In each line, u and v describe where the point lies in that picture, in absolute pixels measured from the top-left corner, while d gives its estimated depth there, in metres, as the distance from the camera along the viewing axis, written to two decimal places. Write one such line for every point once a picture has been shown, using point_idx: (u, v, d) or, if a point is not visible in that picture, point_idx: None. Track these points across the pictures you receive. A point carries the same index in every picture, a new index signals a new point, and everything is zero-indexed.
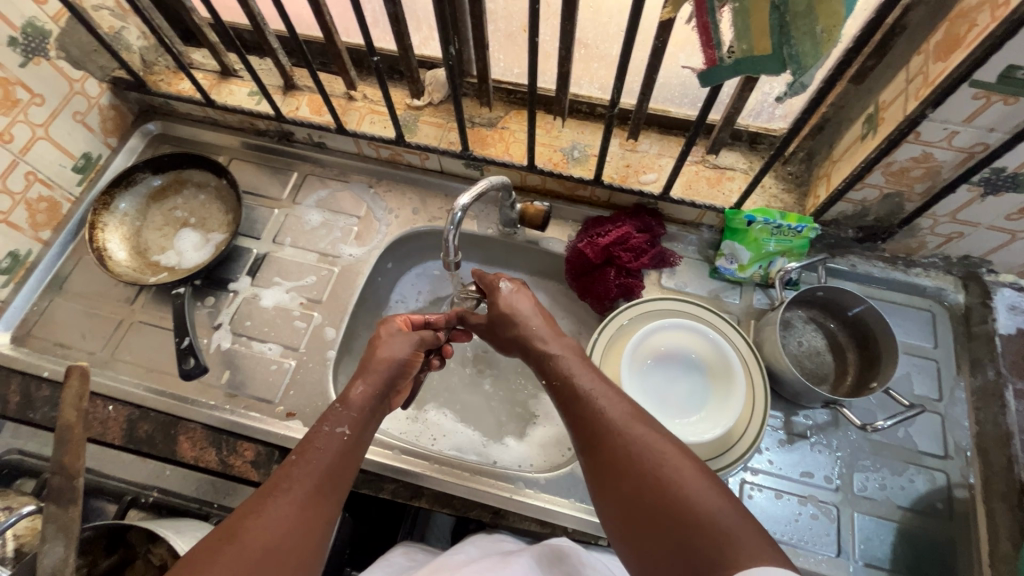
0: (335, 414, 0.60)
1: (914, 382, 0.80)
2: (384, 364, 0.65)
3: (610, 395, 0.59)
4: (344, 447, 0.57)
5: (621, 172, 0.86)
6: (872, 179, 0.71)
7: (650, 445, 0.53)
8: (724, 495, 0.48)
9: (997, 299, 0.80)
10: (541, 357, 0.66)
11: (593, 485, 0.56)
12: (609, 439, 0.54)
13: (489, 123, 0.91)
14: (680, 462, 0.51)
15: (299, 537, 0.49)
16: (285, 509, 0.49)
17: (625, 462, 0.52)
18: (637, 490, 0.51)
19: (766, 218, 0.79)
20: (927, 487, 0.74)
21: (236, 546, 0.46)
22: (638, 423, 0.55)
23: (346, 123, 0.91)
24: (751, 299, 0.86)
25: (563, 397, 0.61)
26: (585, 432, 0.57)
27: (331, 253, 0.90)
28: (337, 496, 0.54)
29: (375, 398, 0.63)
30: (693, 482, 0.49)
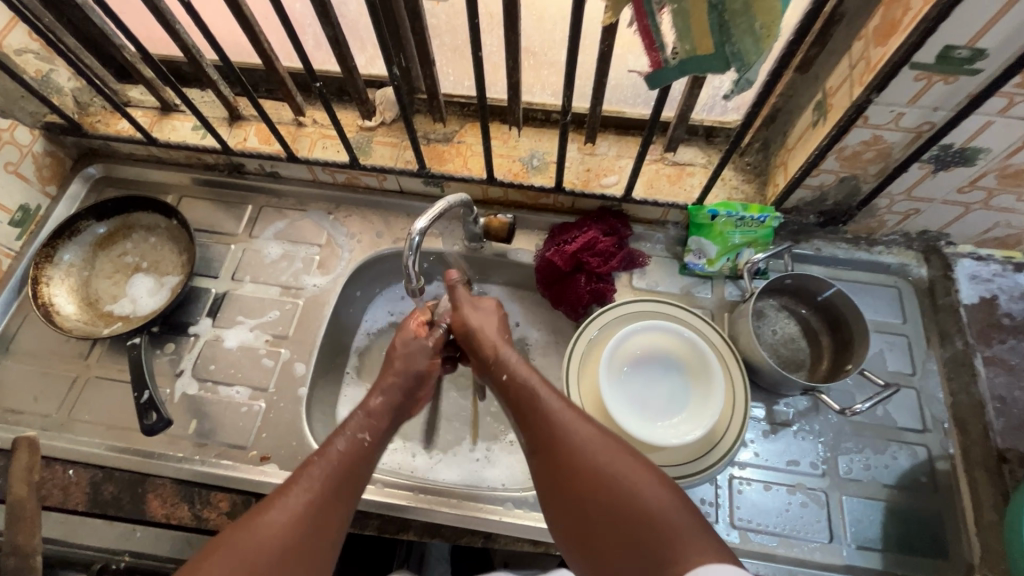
0: (356, 420, 0.63)
1: (887, 359, 0.81)
2: (404, 372, 0.69)
3: (561, 398, 0.60)
4: (366, 451, 0.61)
5: (582, 177, 0.86)
6: (827, 165, 0.71)
7: (599, 446, 0.54)
8: (673, 493, 0.50)
9: (958, 271, 0.82)
10: (493, 364, 0.67)
11: (542, 484, 0.57)
12: (559, 445, 0.56)
13: (444, 138, 0.89)
14: (629, 462, 0.53)
15: (310, 532, 0.53)
16: (302, 506, 0.54)
17: (575, 467, 0.54)
18: (586, 495, 0.52)
19: (729, 211, 0.79)
20: (910, 463, 0.75)
21: (251, 539, 0.50)
22: (579, 420, 0.57)
23: (297, 150, 0.89)
24: (723, 292, 0.86)
25: (516, 403, 0.62)
26: (536, 437, 0.58)
27: (293, 285, 0.87)
28: (354, 496, 0.58)
29: (391, 406, 0.66)
30: (642, 483, 0.51)
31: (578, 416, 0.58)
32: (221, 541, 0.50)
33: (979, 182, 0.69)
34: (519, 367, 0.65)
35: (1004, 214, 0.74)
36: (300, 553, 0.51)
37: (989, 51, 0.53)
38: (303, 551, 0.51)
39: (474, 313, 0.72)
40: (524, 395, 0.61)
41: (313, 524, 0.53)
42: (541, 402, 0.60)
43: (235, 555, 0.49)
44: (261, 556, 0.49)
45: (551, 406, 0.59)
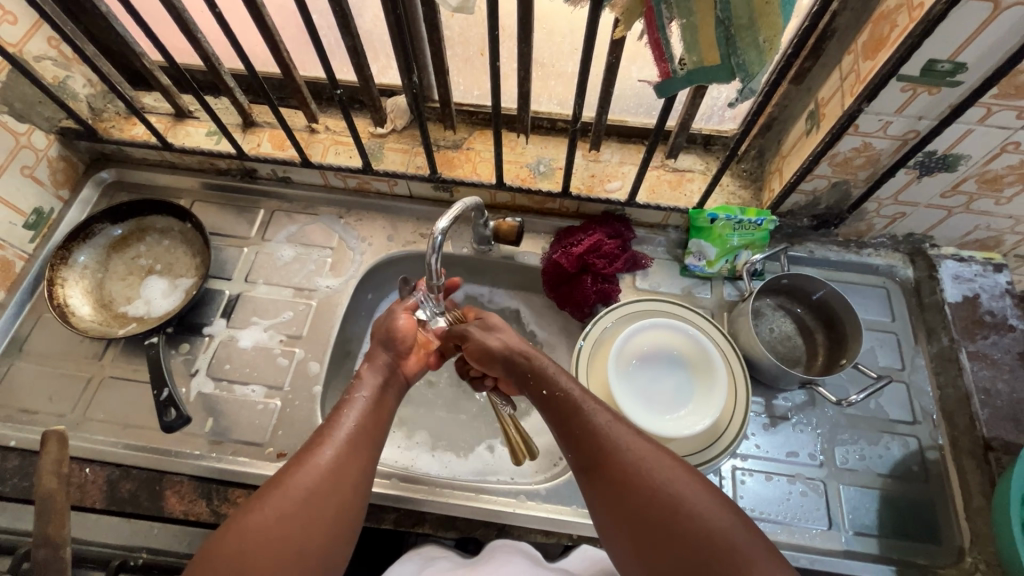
0: (358, 383, 0.68)
1: (878, 355, 0.85)
2: (383, 337, 0.73)
3: (609, 413, 0.62)
4: (370, 408, 0.65)
5: (587, 182, 0.89)
6: (820, 171, 0.76)
7: (655, 464, 0.57)
8: (731, 512, 0.53)
9: (942, 271, 0.86)
10: (534, 377, 0.67)
11: (594, 499, 0.59)
12: (614, 462, 0.58)
13: (454, 145, 0.92)
14: (685, 478, 0.56)
15: (332, 482, 0.57)
16: (323, 461, 0.58)
17: (631, 482, 0.56)
18: (642, 509, 0.55)
19: (727, 215, 0.83)
20: (902, 452, 0.79)
21: (279, 491, 0.55)
22: (633, 437, 0.59)
23: (310, 156, 0.91)
24: (722, 292, 0.90)
25: (560, 417, 0.63)
26: (585, 453, 0.60)
27: (306, 287, 0.89)
28: (374, 446, 0.63)
29: (384, 368, 0.70)
30: (702, 502, 0.54)
31: (630, 432, 0.60)
32: (258, 497, 0.54)
33: (960, 187, 0.74)
34: (559, 381, 0.65)
35: (984, 217, 0.79)
36: (329, 498, 0.56)
37: (969, 65, 0.58)
38: (328, 499, 0.56)
39: (489, 337, 0.71)
40: (570, 410, 0.62)
41: (340, 474, 0.58)
42: (589, 418, 0.61)
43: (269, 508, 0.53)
44: (297, 502, 0.54)
45: (602, 424, 0.60)
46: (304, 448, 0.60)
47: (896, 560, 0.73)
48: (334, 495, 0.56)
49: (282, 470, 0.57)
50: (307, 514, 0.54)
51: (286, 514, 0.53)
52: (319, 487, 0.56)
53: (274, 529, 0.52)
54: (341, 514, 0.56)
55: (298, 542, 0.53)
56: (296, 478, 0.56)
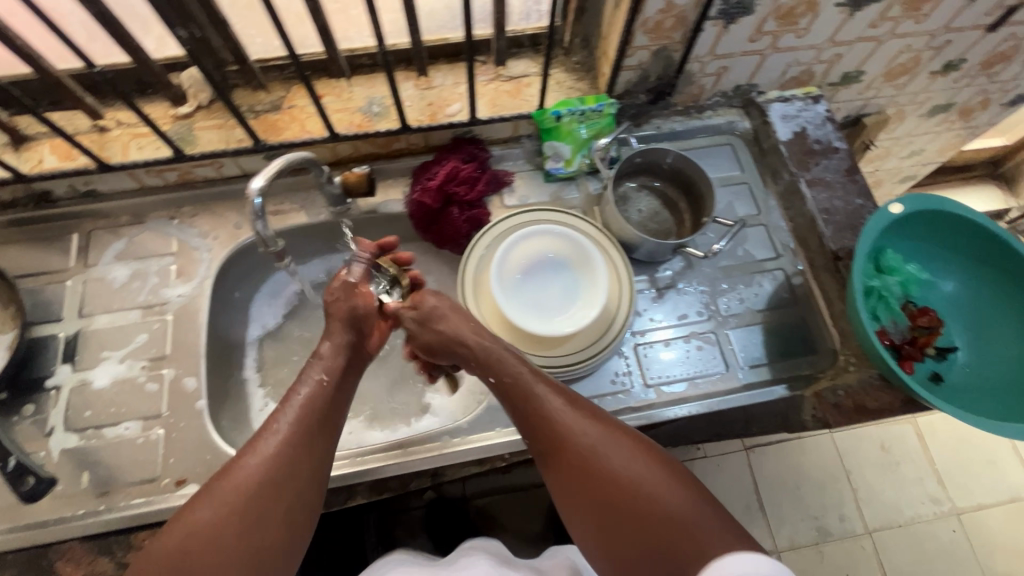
0: (313, 365, 0.64)
1: (736, 207, 0.91)
2: (341, 317, 0.67)
3: (565, 396, 0.61)
4: (323, 392, 0.62)
5: (427, 112, 0.86)
6: (639, 41, 0.77)
7: (614, 446, 0.57)
8: (691, 491, 0.53)
9: (772, 114, 0.92)
10: (481, 362, 0.65)
11: (557, 486, 0.59)
12: (574, 446, 0.57)
13: (273, 108, 0.84)
14: (642, 459, 0.55)
15: (281, 475, 0.54)
16: (269, 449, 0.55)
17: (589, 465, 0.56)
18: (604, 493, 0.55)
19: (569, 108, 0.84)
20: (773, 286, 0.87)
21: (219, 485, 0.52)
22: (593, 421, 0.59)
23: (109, 158, 0.80)
24: (588, 187, 0.91)
25: (515, 404, 0.62)
26: (545, 441, 0.59)
27: (154, 303, 0.80)
28: (331, 433, 0.60)
29: (347, 348, 0.66)
30: (660, 482, 0.53)
31: (584, 416, 0.59)
32: (200, 495, 0.52)
33: (763, 28, 0.78)
34: (505, 362, 0.64)
35: (790, 52, 0.85)
36: (277, 490, 0.53)
37: None
38: (275, 491, 0.53)
39: (434, 326, 0.68)
40: (523, 395, 0.62)
41: (291, 464, 0.55)
42: (544, 403, 0.60)
43: (213, 507, 0.51)
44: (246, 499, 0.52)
45: (558, 410, 0.59)
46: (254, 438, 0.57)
47: (786, 378, 0.81)
48: (290, 488, 0.54)
49: (227, 464, 0.55)
50: (258, 507, 0.52)
51: (237, 512, 0.51)
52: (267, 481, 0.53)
53: (221, 527, 0.50)
54: (296, 509, 0.54)
55: (249, 538, 0.51)
56: (241, 472, 0.53)
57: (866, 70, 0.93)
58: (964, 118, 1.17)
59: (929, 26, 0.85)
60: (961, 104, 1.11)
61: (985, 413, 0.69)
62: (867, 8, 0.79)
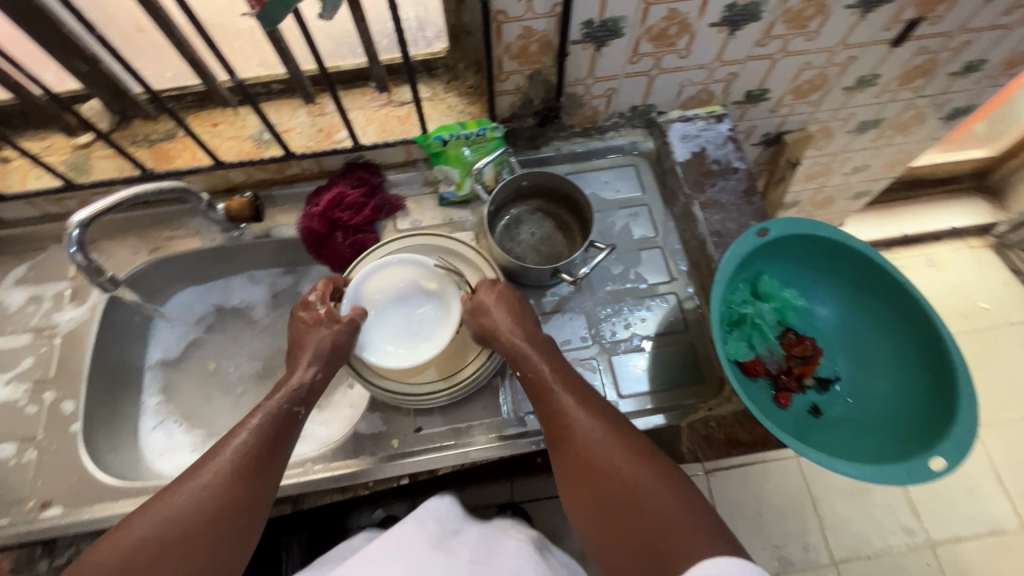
0: (283, 393, 0.68)
1: (633, 229, 0.89)
2: (315, 347, 0.71)
3: (581, 396, 0.66)
4: (285, 421, 0.65)
5: (316, 138, 0.87)
6: (510, 66, 0.77)
7: (614, 448, 0.60)
8: (687, 491, 0.56)
9: (671, 135, 0.91)
10: (510, 357, 0.71)
11: (563, 475, 0.64)
12: (580, 442, 0.62)
13: (167, 137, 0.87)
14: (641, 460, 0.59)
15: (222, 505, 0.57)
16: (213, 478, 0.58)
17: (590, 463, 0.60)
18: (602, 488, 0.58)
19: (451, 133, 0.83)
20: (663, 311, 0.84)
21: (160, 506, 0.56)
22: (598, 421, 0.63)
23: (8, 187, 0.83)
24: (482, 211, 0.90)
25: (535, 399, 0.68)
26: (557, 435, 0.65)
27: (45, 326, 0.82)
28: (275, 468, 0.62)
29: (321, 381, 0.70)
30: (656, 480, 0.57)
31: (593, 416, 0.63)
32: (146, 506, 0.56)
33: (639, 49, 0.77)
34: (531, 361, 0.69)
35: (679, 72, 0.83)
36: (216, 520, 0.56)
37: None
38: (214, 521, 0.56)
39: (490, 304, 0.74)
40: (542, 392, 0.67)
41: (229, 495, 0.58)
42: (558, 401, 0.65)
43: (145, 529, 0.54)
44: (200, 515, 0.56)
45: (570, 409, 0.64)
46: (210, 454, 0.61)
47: (666, 407, 0.78)
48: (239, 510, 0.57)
49: (178, 479, 0.58)
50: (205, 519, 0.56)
51: (193, 526, 0.55)
52: (220, 499, 0.57)
53: (178, 538, 0.54)
54: (242, 527, 0.58)
55: (198, 551, 0.54)
56: (199, 486, 0.57)
57: (770, 88, 0.91)
58: (902, 132, 1.12)
59: (824, 42, 0.82)
60: (894, 118, 1.06)
61: (845, 456, 0.66)
62: (747, 28, 0.77)
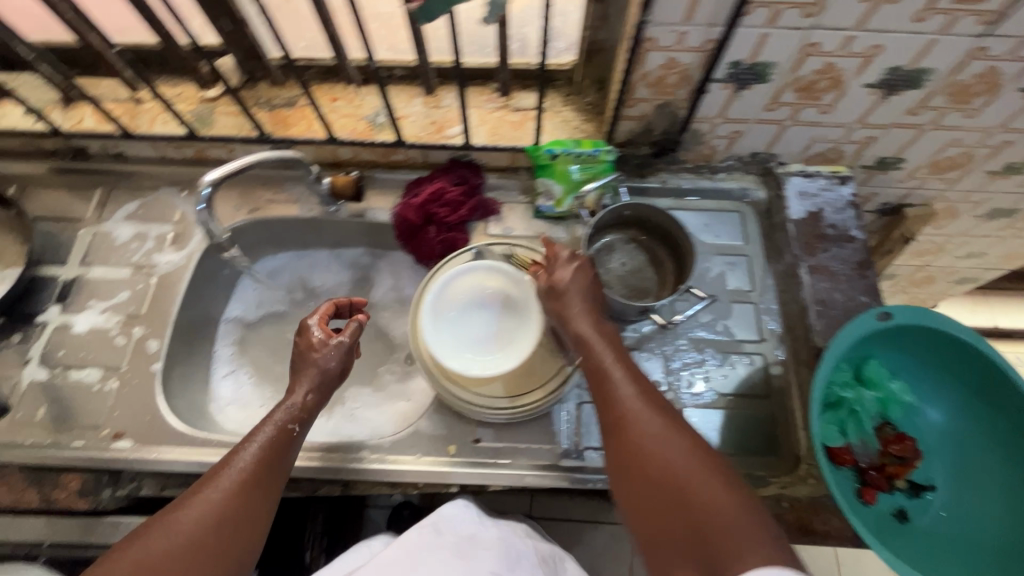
0: (281, 411, 0.65)
1: (727, 278, 0.85)
2: (315, 367, 0.68)
3: (640, 387, 0.62)
4: (285, 440, 0.63)
5: (427, 129, 0.87)
6: (641, 94, 0.74)
7: (668, 442, 0.56)
8: (742, 496, 0.51)
9: (788, 189, 0.86)
10: (574, 342, 0.68)
11: (612, 463, 0.60)
12: (633, 431, 0.58)
13: (288, 104, 0.89)
14: (695, 458, 0.55)
15: (221, 525, 0.56)
16: (213, 498, 0.57)
17: (641, 453, 0.57)
18: (652, 479, 0.55)
19: (564, 148, 0.82)
20: (747, 370, 0.80)
21: (162, 524, 0.55)
22: (655, 414, 0.59)
23: (136, 127, 0.87)
24: (576, 231, 0.88)
25: (592, 387, 0.65)
26: (608, 421, 0.62)
27: (145, 264, 0.86)
28: (271, 489, 0.61)
29: (319, 402, 0.68)
30: (709, 480, 0.53)
31: (649, 408, 0.60)
32: (151, 521, 0.56)
33: (781, 98, 0.73)
34: (595, 346, 0.66)
35: (814, 127, 0.79)
36: (215, 539, 0.55)
37: None
38: (213, 540, 0.55)
39: (564, 274, 0.71)
40: (598, 377, 0.64)
41: (226, 515, 0.57)
42: (614, 388, 0.62)
43: (149, 546, 0.53)
44: (198, 535, 0.55)
45: (626, 398, 0.61)
46: (210, 473, 0.60)
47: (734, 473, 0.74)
48: (237, 528, 0.57)
49: (181, 497, 0.58)
50: (202, 540, 0.55)
51: (190, 544, 0.54)
52: (217, 518, 0.56)
53: (176, 557, 0.53)
54: (239, 547, 0.57)
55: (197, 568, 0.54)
56: (198, 506, 0.56)
57: (906, 159, 0.85)
58: None
59: (983, 121, 0.76)
60: None
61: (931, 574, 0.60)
62: (904, 94, 0.71)
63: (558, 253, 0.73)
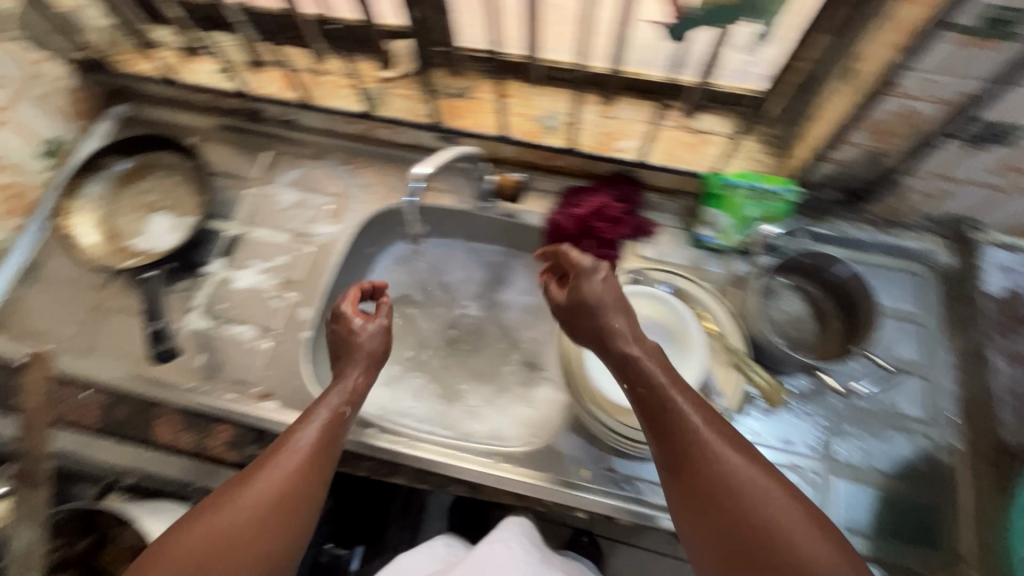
0: (335, 395, 0.64)
1: (898, 346, 0.78)
2: (366, 353, 0.70)
3: (715, 419, 0.54)
4: (341, 422, 0.62)
5: (598, 139, 0.85)
6: (853, 138, 0.69)
7: (751, 487, 0.48)
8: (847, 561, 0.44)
9: (986, 260, 0.77)
10: (620, 367, 0.61)
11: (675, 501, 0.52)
12: (705, 470, 0.50)
13: (460, 94, 0.88)
14: (787, 508, 0.47)
15: (285, 504, 0.53)
16: (276, 478, 0.54)
17: (719, 498, 0.49)
18: (733, 528, 0.47)
19: (745, 181, 0.76)
20: (910, 451, 0.73)
21: (228, 505, 0.51)
22: (735, 451, 0.51)
23: (315, 99, 0.90)
24: (733, 266, 0.84)
25: (645, 413, 0.56)
26: (670, 456, 0.53)
27: (304, 233, 0.89)
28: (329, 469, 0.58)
29: (365, 386, 0.68)
30: (804, 537, 0.45)
31: (730, 444, 0.51)
32: (210, 504, 0.52)
33: None
34: (648, 367, 0.58)
35: None
36: (276, 518, 0.52)
37: None
38: (277, 518, 0.52)
39: (596, 284, 0.65)
40: (659, 403, 0.55)
41: (290, 494, 0.53)
42: (676, 417, 0.53)
43: (215, 527, 0.50)
44: (261, 514, 0.51)
45: (698, 429, 0.52)
46: (265, 454, 0.57)
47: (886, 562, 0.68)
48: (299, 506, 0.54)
49: (236, 479, 0.54)
50: (266, 521, 0.51)
51: (253, 522, 0.51)
52: (280, 495, 0.53)
53: (241, 532, 0.50)
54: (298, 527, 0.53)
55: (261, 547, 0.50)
56: (263, 484, 0.53)
57: None
58: None
59: None
60: None
61: None
62: None
63: (580, 262, 0.67)
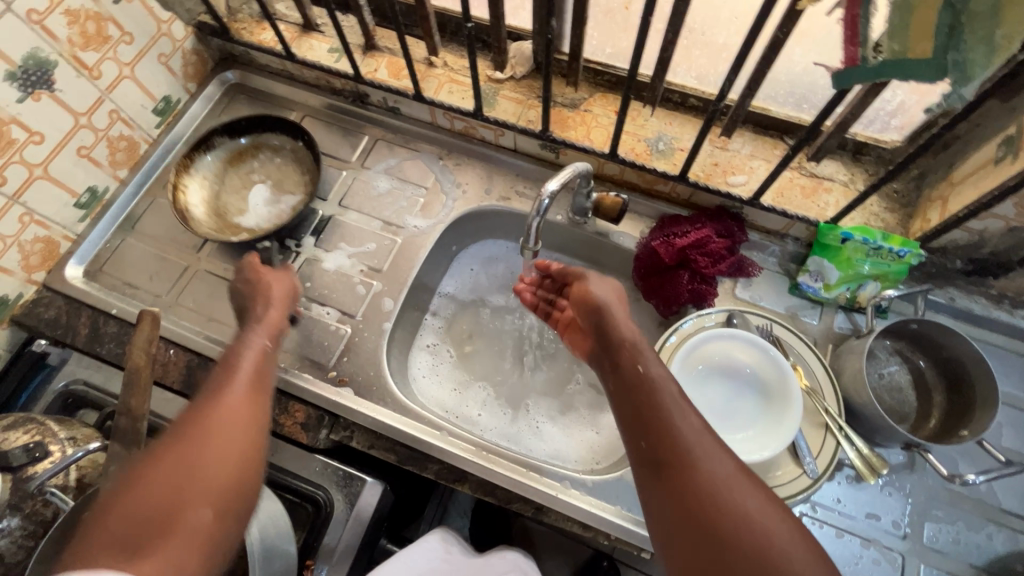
0: (259, 330, 0.63)
1: (1004, 434, 0.73)
2: (283, 297, 0.68)
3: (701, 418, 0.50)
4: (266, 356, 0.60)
5: (707, 170, 0.81)
6: (1000, 211, 0.64)
7: (738, 482, 0.45)
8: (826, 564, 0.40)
9: None
10: (621, 355, 0.57)
11: (653, 500, 0.47)
12: (693, 466, 0.46)
13: (571, 105, 0.86)
14: (767, 507, 0.43)
15: (228, 432, 0.49)
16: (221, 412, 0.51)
17: (704, 493, 0.44)
18: (717, 526, 0.42)
19: (866, 237, 0.72)
20: (1007, 548, 0.69)
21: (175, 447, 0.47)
22: (717, 446, 0.47)
23: (424, 90, 0.89)
24: (833, 321, 0.80)
25: (632, 407, 0.52)
26: (654, 450, 0.48)
27: (395, 223, 0.88)
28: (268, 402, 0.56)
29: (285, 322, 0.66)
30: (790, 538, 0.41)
31: (715, 442, 0.48)
32: (156, 450, 0.47)
33: None
34: (651, 366, 0.55)
35: None
36: (224, 446, 0.48)
37: None
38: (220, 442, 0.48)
39: (595, 288, 0.66)
40: (649, 396, 0.52)
41: (238, 425, 0.50)
42: (670, 413, 0.50)
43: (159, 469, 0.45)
44: (215, 432, 0.49)
45: (688, 427, 0.48)
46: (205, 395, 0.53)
47: None
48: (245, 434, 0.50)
49: (184, 422, 0.50)
50: (225, 440, 0.49)
51: (201, 449, 0.47)
52: (228, 425, 0.50)
53: (195, 464, 0.46)
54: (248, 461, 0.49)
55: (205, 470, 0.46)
56: (210, 419, 0.50)
57: None
58: None
59: None
60: None
61: None
62: None
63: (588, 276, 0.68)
